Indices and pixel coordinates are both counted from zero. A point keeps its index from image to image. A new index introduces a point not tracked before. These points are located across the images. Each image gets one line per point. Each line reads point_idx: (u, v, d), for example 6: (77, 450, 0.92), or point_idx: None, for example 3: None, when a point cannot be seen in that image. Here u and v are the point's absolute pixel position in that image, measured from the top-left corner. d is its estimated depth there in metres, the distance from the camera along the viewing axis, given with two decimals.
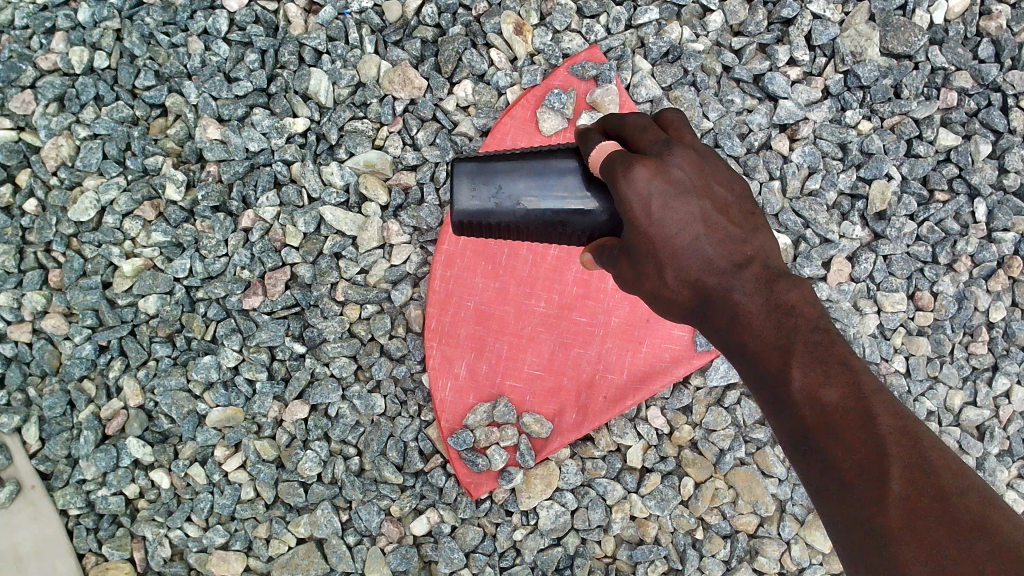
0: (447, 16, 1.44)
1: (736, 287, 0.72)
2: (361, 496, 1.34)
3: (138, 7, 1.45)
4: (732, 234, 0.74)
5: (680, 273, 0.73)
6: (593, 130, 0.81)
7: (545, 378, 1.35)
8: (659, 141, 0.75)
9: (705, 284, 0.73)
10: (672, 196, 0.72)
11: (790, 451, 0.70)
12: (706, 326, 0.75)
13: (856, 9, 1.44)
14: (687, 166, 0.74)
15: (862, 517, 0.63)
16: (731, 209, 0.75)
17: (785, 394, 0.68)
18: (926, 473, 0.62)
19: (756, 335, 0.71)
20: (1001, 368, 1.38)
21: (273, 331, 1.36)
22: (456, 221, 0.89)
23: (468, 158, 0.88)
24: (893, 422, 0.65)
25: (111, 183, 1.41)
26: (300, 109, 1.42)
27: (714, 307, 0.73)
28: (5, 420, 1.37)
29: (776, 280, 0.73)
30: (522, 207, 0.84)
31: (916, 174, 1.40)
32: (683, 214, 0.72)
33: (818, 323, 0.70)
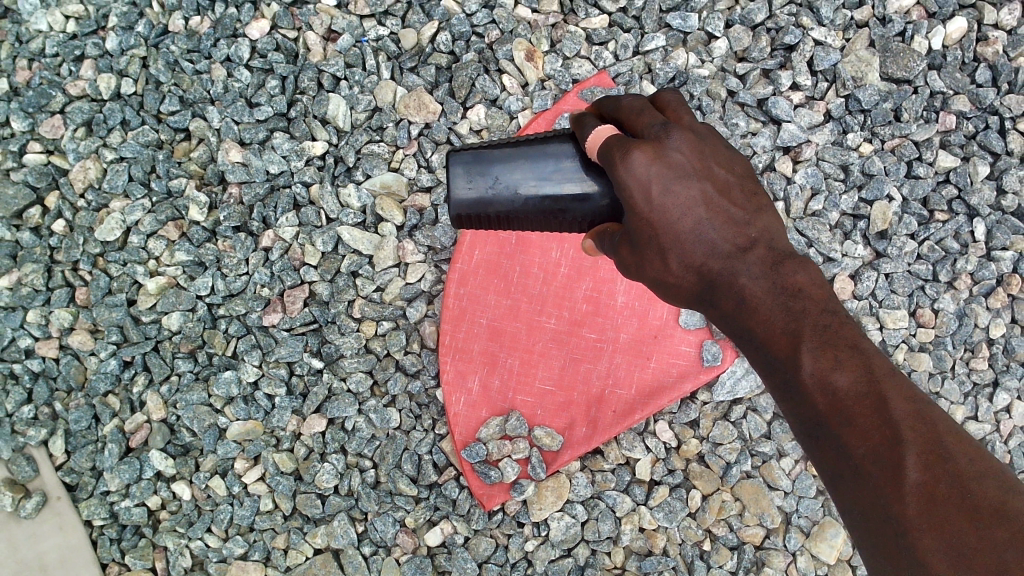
0: (460, 43, 1.50)
1: (742, 271, 0.75)
2: (377, 507, 1.37)
3: (164, 36, 1.51)
4: (735, 217, 0.76)
5: (683, 259, 0.76)
6: (589, 115, 0.84)
7: (556, 393, 1.39)
8: (658, 124, 0.78)
9: (710, 269, 0.76)
10: (673, 180, 0.74)
11: (801, 434, 0.72)
12: (713, 310, 0.78)
13: (856, 36, 1.49)
14: (685, 149, 0.76)
15: (878, 503, 0.65)
16: (732, 191, 0.78)
17: (796, 379, 0.71)
18: (941, 459, 0.64)
19: (764, 319, 0.74)
20: (1002, 384, 1.41)
21: (292, 347, 1.40)
22: (454, 214, 0.91)
23: (463, 149, 0.90)
24: (906, 405, 0.67)
25: (137, 204, 1.46)
26: (319, 133, 1.47)
27: (720, 292, 0.76)
28: (32, 433, 1.41)
29: (781, 262, 0.75)
30: (520, 194, 0.87)
31: (916, 195, 1.44)
32: (683, 197, 0.74)
33: (824, 305, 0.73)
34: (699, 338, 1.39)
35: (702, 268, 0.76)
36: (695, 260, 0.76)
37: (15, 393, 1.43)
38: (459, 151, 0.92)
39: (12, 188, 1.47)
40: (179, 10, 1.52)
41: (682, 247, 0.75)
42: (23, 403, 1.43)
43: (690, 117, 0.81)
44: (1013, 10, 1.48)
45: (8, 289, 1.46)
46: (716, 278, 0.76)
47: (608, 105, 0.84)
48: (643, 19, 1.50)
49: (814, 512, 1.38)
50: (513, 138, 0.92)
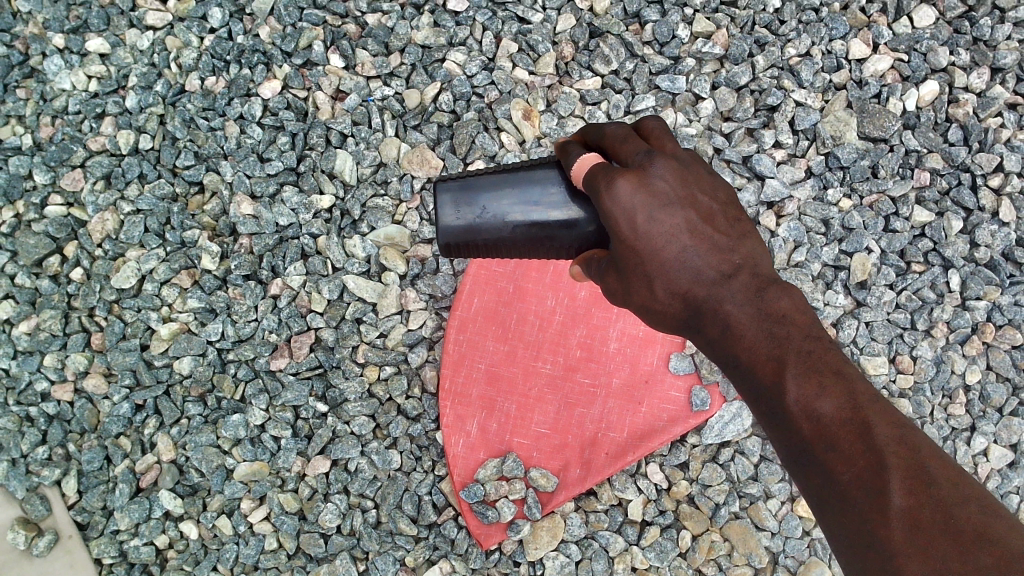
0: (461, 103, 1.58)
1: (726, 298, 0.80)
2: (377, 547, 1.42)
3: (181, 94, 1.60)
4: (718, 243, 0.81)
5: (669, 286, 0.81)
6: (573, 144, 0.90)
7: (551, 435, 1.45)
8: (641, 153, 0.83)
9: (694, 295, 0.81)
10: (657, 208, 0.79)
11: (788, 460, 0.77)
12: (701, 337, 0.83)
13: (834, 98, 1.58)
14: (668, 177, 0.81)
15: (866, 530, 0.69)
16: (715, 218, 0.82)
17: (781, 406, 0.75)
18: (926, 486, 0.68)
19: (750, 347, 0.78)
20: (979, 428, 1.47)
21: (298, 391, 1.46)
22: (444, 241, 0.96)
23: (450, 180, 0.96)
24: (888, 430, 0.71)
25: (152, 254, 1.53)
26: (326, 186, 1.55)
27: (705, 317, 0.81)
28: (46, 473, 1.46)
29: (764, 288, 0.80)
30: (507, 221, 0.93)
31: (893, 248, 1.51)
32: (668, 225, 0.79)
33: (808, 331, 0.78)
34: (688, 384, 1.45)
35: (687, 294, 0.81)
36: (680, 286, 0.81)
37: (30, 434, 1.49)
38: (445, 180, 0.98)
39: (34, 238, 1.55)
40: (196, 71, 1.61)
41: (667, 274, 0.80)
42: (38, 444, 1.49)
43: (673, 144, 0.86)
44: (982, 74, 1.58)
45: (27, 334, 1.53)
46: (703, 305, 0.81)
47: (593, 135, 0.90)
48: (634, 81, 1.58)
49: (800, 552, 1.43)
50: (497, 169, 0.98)
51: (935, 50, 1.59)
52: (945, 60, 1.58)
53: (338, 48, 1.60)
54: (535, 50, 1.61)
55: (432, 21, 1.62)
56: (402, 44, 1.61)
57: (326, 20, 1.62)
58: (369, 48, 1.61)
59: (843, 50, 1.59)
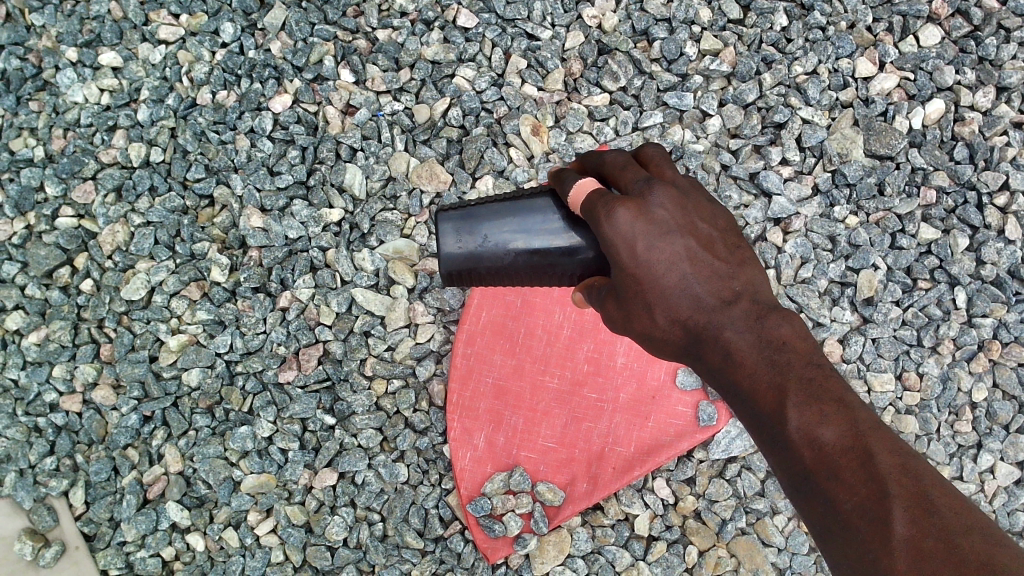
0: (471, 118, 1.59)
1: (727, 325, 0.81)
2: (384, 560, 1.42)
3: (192, 108, 1.61)
4: (719, 271, 0.82)
5: (669, 314, 0.82)
6: (570, 171, 0.90)
7: (558, 450, 1.45)
8: (641, 180, 0.84)
9: (695, 323, 0.82)
10: (656, 237, 0.80)
11: (790, 489, 0.77)
12: (702, 365, 0.84)
13: (841, 116, 1.58)
14: (668, 205, 0.81)
15: (869, 559, 0.69)
16: (715, 246, 0.83)
17: (784, 435, 0.76)
18: (929, 515, 0.67)
19: (750, 373, 0.79)
20: (985, 445, 1.47)
21: (306, 404, 1.47)
22: (447, 271, 0.98)
23: (453, 210, 0.98)
24: (890, 459, 0.71)
25: (161, 265, 1.54)
26: (336, 201, 1.56)
27: (705, 345, 0.82)
28: (54, 483, 1.46)
29: (765, 315, 0.82)
30: (508, 250, 0.94)
31: (900, 265, 1.52)
32: (667, 253, 0.80)
33: (808, 358, 0.79)
34: (695, 399, 1.46)
35: (687, 322, 0.82)
36: (681, 314, 0.82)
37: (39, 445, 1.49)
38: (450, 210, 0.99)
39: (44, 249, 1.56)
40: (207, 85, 1.62)
41: (668, 302, 0.81)
42: (45, 455, 1.49)
43: (673, 171, 0.87)
44: (987, 93, 1.59)
45: (36, 345, 1.54)
46: (703, 333, 0.82)
47: (591, 163, 0.90)
48: (642, 98, 1.60)
49: (806, 568, 1.44)
50: (499, 198, 0.99)
51: (940, 69, 1.60)
52: (950, 79, 1.59)
53: (348, 63, 1.61)
54: (544, 66, 1.61)
55: (442, 37, 1.63)
56: (412, 60, 1.62)
57: (337, 35, 1.63)
58: (379, 63, 1.62)
59: (850, 68, 1.60)
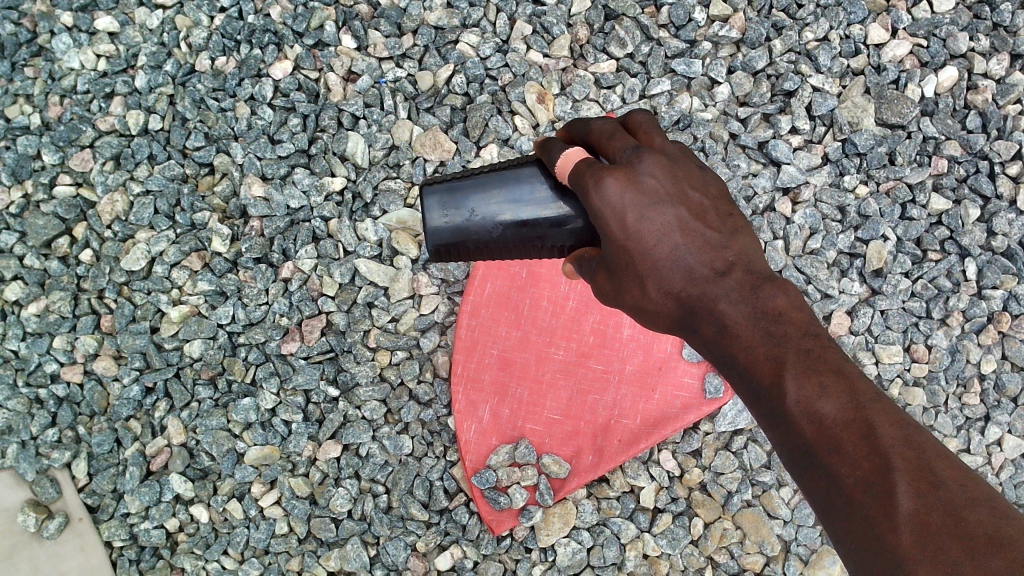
0: (475, 85, 1.56)
1: (721, 297, 0.78)
2: (388, 532, 1.42)
3: (191, 74, 1.58)
4: (711, 240, 0.79)
5: (662, 286, 0.79)
6: (556, 141, 0.87)
7: (564, 422, 1.44)
8: (630, 148, 0.81)
9: (689, 295, 0.79)
10: (647, 206, 0.77)
11: (790, 464, 0.74)
12: (697, 338, 0.81)
13: (852, 84, 1.56)
14: (657, 174, 0.78)
15: (874, 535, 0.66)
16: (708, 215, 0.80)
17: (783, 409, 0.73)
18: (934, 488, 0.65)
19: (747, 346, 0.77)
20: (993, 418, 1.47)
21: (309, 375, 1.45)
22: (435, 246, 0.95)
23: (437, 183, 0.95)
24: (893, 431, 0.68)
25: (161, 235, 1.51)
26: (338, 169, 1.53)
27: (700, 317, 0.79)
28: (56, 456, 1.45)
29: (760, 286, 0.79)
30: (496, 222, 0.91)
31: (910, 236, 1.50)
32: (659, 223, 0.77)
33: (805, 329, 0.76)
34: (701, 371, 1.44)
35: (681, 294, 0.79)
36: (674, 286, 0.79)
37: (40, 416, 1.48)
38: (434, 182, 0.96)
39: (43, 219, 1.53)
40: (206, 50, 1.59)
41: (660, 274, 0.78)
42: (47, 426, 1.48)
43: (662, 138, 0.84)
44: (1001, 60, 1.56)
45: (36, 315, 1.52)
46: (697, 305, 0.79)
47: (577, 132, 0.88)
48: (649, 64, 1.56)
49: (813, 540, 1.42)
50: (484, 167, 0.96)
51: (955, 36, 1.57)
52: (965, 46, 1.56)
53: (350, 28, 1.58)
54: (550, 32, 1.58)
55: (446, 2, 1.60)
56: (415, 25, 1.59)
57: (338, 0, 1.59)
58: (382, 28, 1.58)
59: (861, 34, 1.57)
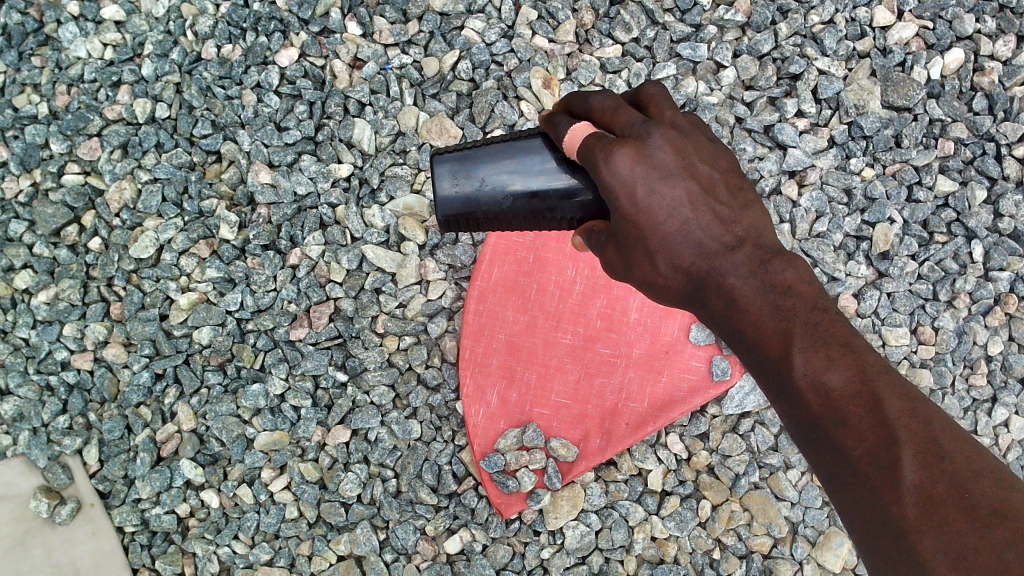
0: (480, 71, 1.57)
1: (730, 271, 0.78)
2: (398, 516, 1.42)
3: (197, 62, 1.58)
4: (722, 214, 0.79)
5: (672, 261, 0.79)
6: (562, 116, 0.87)
7: (571, 406, 1.45)
8: (638, 122, 0.80)
9: (698, 270, 0.79)
10: (657, 180, 0.77)
11: (798, 435, 0.75)
12: (707, 313, 0.81)
13: (858, 66, 1.56)
14: (667, 147, 0.78)
15: (879, 506, 0.67)
16: (718, 188, 0.80)
17: (790, 381, 0.73)
18: (939, 460, 0.65)
19: (755, 321, 0.77)
20: (1000, 399, 1.47)
21: (317, 360, 1.46)
22: (443, 216, 0.95)
23: (447, 153, 0.95)
24: (899, 404, 0.68)
25: (169, 223, 1.52)
26: (345, 156, 1.53)
27: (709, 292, 0.79)
28: (67, 442, 1.46)
29: (770, 260, 0.79)
30: (507, 193, 0.92)
31: (916, 218, 1.50)
32: (669, 197, 0.77)
33: (814, 303, 0.76)
34: (709, 354, 1.45)
35: (690, 269, 0.79)
36: (683, 261, 0.79)
37: (51, 404, 1.49)
38: (444, 151, 0.96)
39: (52, 207, 1.55)
40: (212, 38, 1.59)
41: (670, 248, 0.79)
42: (58, 413, 1.49)
43: (672, 111, 0.84)
44: (1007, 42, 1.56)
45: (45, 304, 1.52)
46: (706, 280, 0.79)
47: (580, 106, 0.87)
48: (654, 49, 1.57)
49: (820, 522, 1.43)
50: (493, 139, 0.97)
51: (960, 17, 1.56)
52: (971, 28, 1.56)
53: (355, 15, 1.58)
54: (555, 18, 1.58)
55: None
56: (420, 12, 1.59)
57: None
58: (388, 15, 1.59)
59: (867, 17, 1.57)
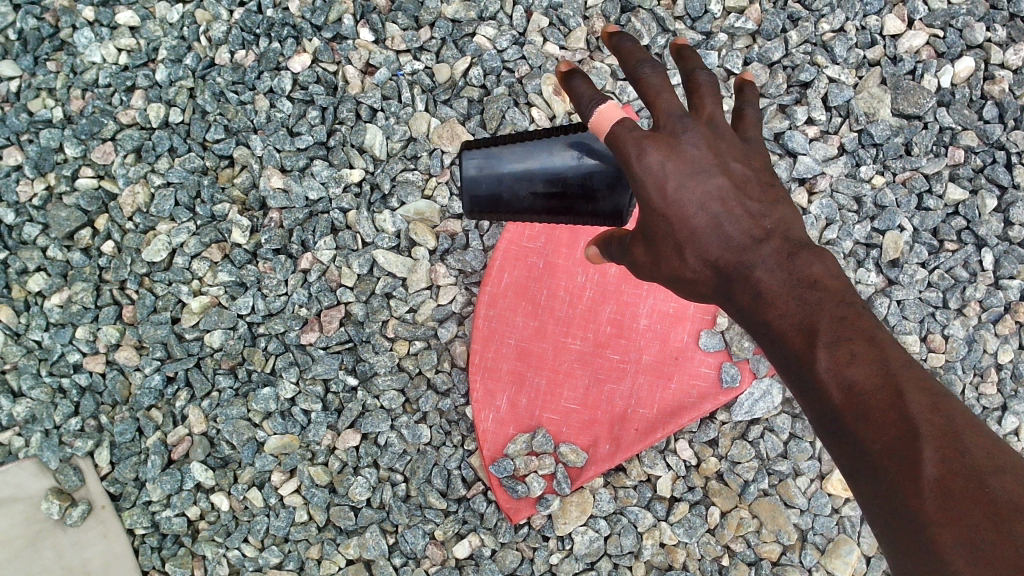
0: (492, 78, 1.57)
1: (757, 265, 0.78)
2: (407, 520, 1.43)
3: (211, 67, 1.59)
4: (750, 209, 0.80)
5: (699, 254, 0.80)
6: (597, 91, 0.87)
7: (581, 411, 1.45)
8: (675, 115, 0.82)
9: (725, 263, 0.80)
10: (688, 177, 0.79)
11: (819, 427, 0.75)
12: (732, 304, 0.82)
13: (868, 74, 1.57)
14: (701, 144, 0.80)
15: (897, 501, 0.68)
16: (750, 184, 0.82)
17: (812, 374, 0.73)
18: (960, 457, 0.66)
19: (781, 313, 0.77)
20: (1011, 407, 1.47)
21: (328, 364, 1.47)
22: (468, 206, 1.02)
23: (474, 148, 0.99)
24: (922, 399, 0.69)
25: (182, 227, 1.53)
26: (357, 161, 1.54)
27: (735, 284, 0.80)
28: (79, 444, 1.47)
29: (797, 253, 0.79)
30: (529, 194, 0.98)
31: (926, 226, 1.50)
32: (700, 194, 0.79)
33: (840, 297, 0.75)
34: (718, 361, 1.45)
35: (717, 262, 0.80)
36: (711, 254, 0.80)
37: (63, 406, 1.50)
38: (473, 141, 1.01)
39: (65, 211, 1.55)
40: (226, 44, 1.60)
41: (699, 242, 0.80)
42: (70, 415, 1.50)
43: (714, 102, 0.84)
44: (1018, 51, 1.56)
45: (58, 306, 1.53)
46: (733, 272, 0.80)
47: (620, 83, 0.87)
48: (665, 56, 1.58)
49: (829, 529, 1.43)
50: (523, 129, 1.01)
51: (971, 26, 1.57)
52: (981, 36, 1.56)
53: (367, 22, 1.59)
54: (566, 24, 1.59)
55: None
56: (433, 18, 1.59)
57: None
58: (399, 21, 1.59)
59: (877, 25, 1.57)
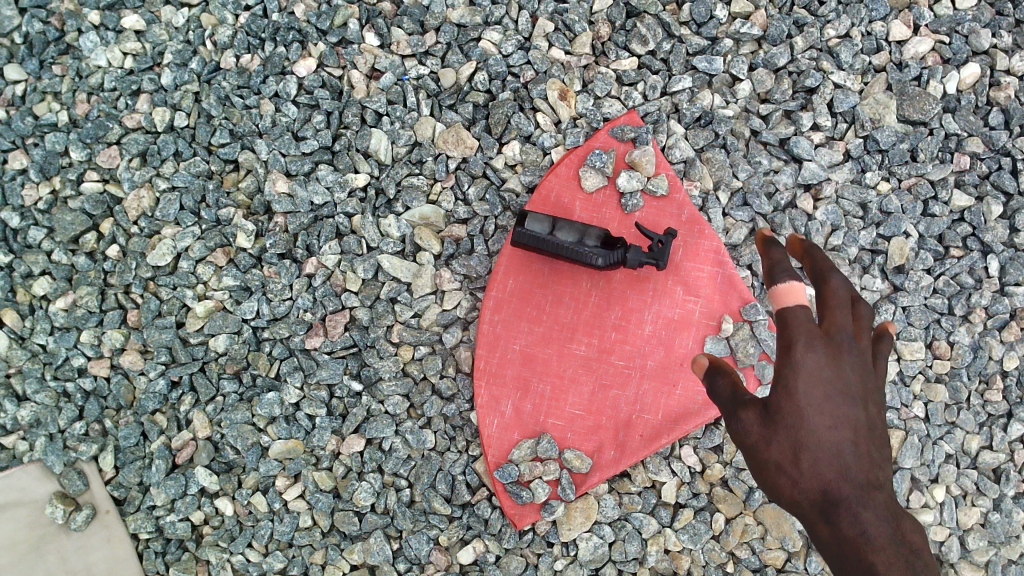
0: (497, 83, 1.57)
1: (868, 507, 0.84)
2: (411, 526, 1.44)
3: (216, 72, 1.59)
4: (874, 459, 0.88)
5: (814, 465, 0.87)
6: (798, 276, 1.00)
7: (586, 417, 1.45)
8: (848, 342, 0.95)
9: (834, 492, 0.86)
10: (836, 394, 0.90)
11: None
12: (821, 531, 0.86)
13: (874, 80, 1.56)
14: (855, 376, 0.92)
15: None
16: (877, 435, 0.91)
17: None
18: None
19: (878, 550, 0.81)
20: (1016, 415, 1.47)
21: (333, 369, 1.47)
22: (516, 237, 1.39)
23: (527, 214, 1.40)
24: None
25: (187, 232, 1.53)
26: (362, 166, 1.54)
27: (840, 515, 0.84)
28: (83, 448, 1.47)
29: (901, 518, 0.85)
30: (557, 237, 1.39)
31: (932, 233, 1.51)
32: (839, 416, 0.89)
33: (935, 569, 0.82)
34: None
35: (826, 485, 0.86)
36: (821, 466, 0.87)
37: (67, 410, 1.50)
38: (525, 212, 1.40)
39: (70, 215, 1.55)
40: (231, 48, 1.60)
41: (814, 448, 0.88)
42: (75, 419, 1.50)
43: (875, 383, 0.95)
44: None
45: (63, 310, 1.53)
46: (832, 500, 0.86)
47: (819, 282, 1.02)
48: (670, 62, 1.57)
49: None
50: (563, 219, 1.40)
51: (977, 32, 1.56)
52: (987, 43, 1.56)
53: (373, 26, 1.59)
54: (572, 29, 1.58)
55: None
56: (438, 23, 1.59)
57: None
58: (405, 26, 1.58)
59: (883, 31, 1.57)
